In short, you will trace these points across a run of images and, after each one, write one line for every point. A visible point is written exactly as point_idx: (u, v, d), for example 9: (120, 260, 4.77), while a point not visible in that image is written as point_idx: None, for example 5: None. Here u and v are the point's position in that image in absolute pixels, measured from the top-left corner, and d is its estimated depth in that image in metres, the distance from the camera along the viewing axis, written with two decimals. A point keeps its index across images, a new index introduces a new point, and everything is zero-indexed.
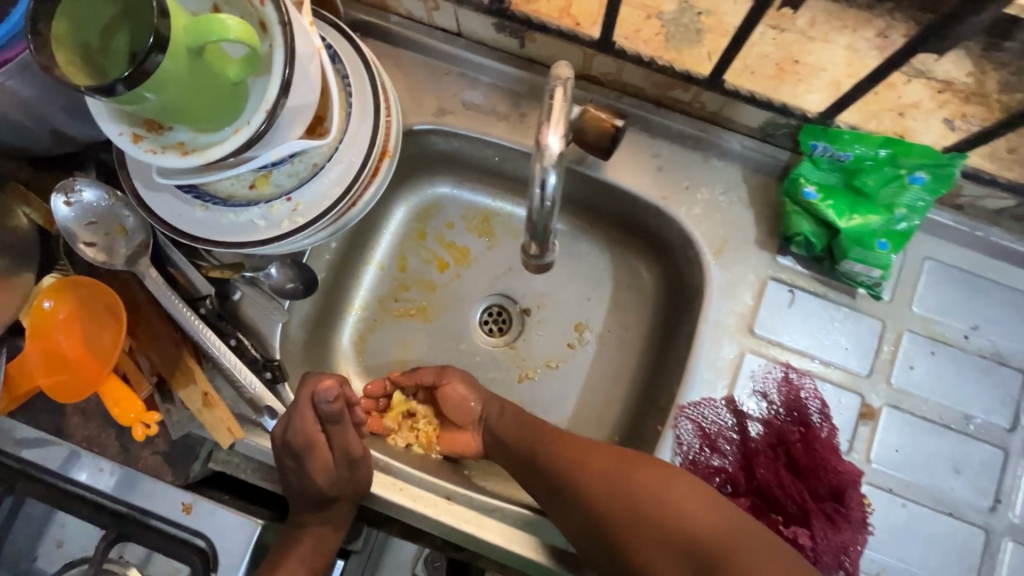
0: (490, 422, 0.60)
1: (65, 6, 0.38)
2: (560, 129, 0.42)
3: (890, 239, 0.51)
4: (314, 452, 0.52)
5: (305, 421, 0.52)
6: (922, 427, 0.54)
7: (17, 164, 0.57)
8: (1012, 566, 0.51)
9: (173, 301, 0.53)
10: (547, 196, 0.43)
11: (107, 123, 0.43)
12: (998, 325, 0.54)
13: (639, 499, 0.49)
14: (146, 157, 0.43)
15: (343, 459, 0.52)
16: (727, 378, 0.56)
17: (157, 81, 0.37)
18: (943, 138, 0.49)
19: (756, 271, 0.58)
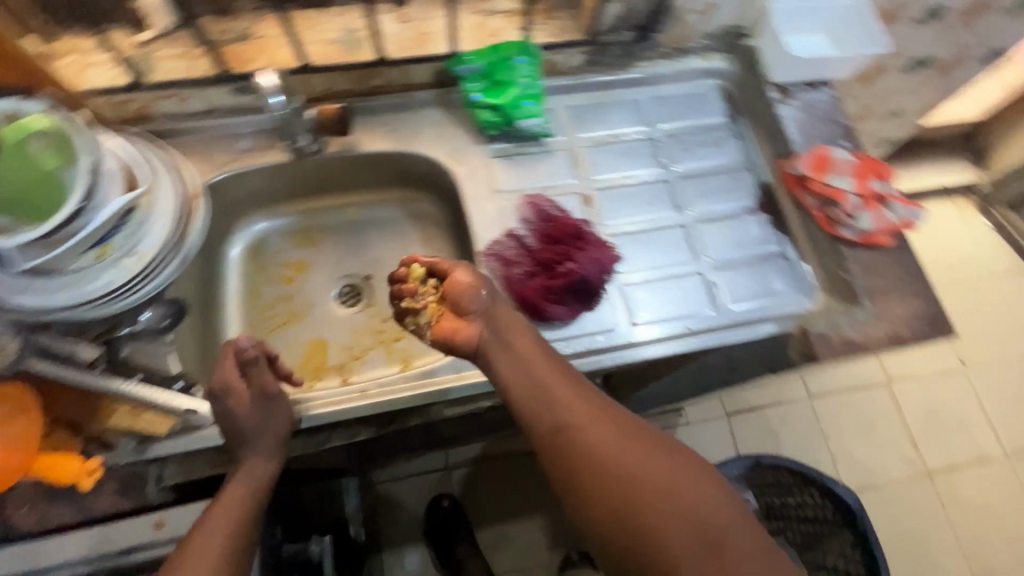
0: (495, 355, 0.67)
1: None
2: (265, 72, 0.71)
3: (531, 97, 0.84)
4: (232, 392, 0.63)
5: (225, 369, 0.64)
6: (619, 191, 0.87)
7: None
8: (701, 235, 0.85)
9: (67, 369, 0.64)
10: (277, 107, 0.72)
11: None
12: (621, 124, 0.92)
13: (665, 484, 0.57)
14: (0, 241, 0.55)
15: (257, 396, 0.65)
16: (498, 224, 0.82)
17: None
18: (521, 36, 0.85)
19: (482, 158, 0.86)
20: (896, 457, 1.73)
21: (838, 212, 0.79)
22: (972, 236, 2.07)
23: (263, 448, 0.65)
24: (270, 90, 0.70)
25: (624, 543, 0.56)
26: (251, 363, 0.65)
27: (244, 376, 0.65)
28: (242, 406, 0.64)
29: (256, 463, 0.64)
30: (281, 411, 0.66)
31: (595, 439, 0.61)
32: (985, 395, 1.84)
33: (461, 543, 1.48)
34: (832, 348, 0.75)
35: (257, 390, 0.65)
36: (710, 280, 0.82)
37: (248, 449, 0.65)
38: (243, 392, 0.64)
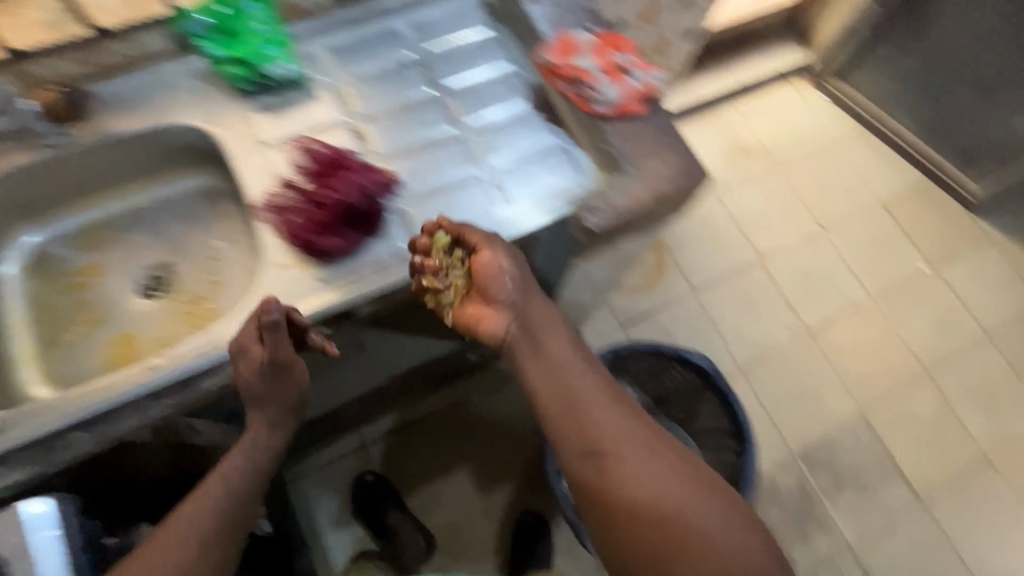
0: (523, 332, 0.75)
1: None
2: None
3: (274, 42, 0.84)
4: (244, 351, 0.68)
5: (247, 329, 0.69)
6: (392, 118, 0.87)
7: None
8: (478, 142, 0.88)
9: None
10: None
11: None
12: (386, 53, 0.92)
13: (692, 517, 0.63)
14: None
15: (269, 364, 0.68)
16: (269, 175, 0.81)
17: None
18: None
19: (244, 115, 0.85)
20: (779, 324, 1.87)
21: (584, 88, 0.84)
22: (814, 112, 2.21)
23: (273, 415, 0.73)
24: None
25: (625, 526, 0.64)
26: (275, 329, 0.66)
27: (257, 342, 0.68)
28: (251, 373, 0.68)
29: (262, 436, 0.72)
30: (288, 381, 0.70)
31: (630, 461, 0.66)
32: (845, 250, 2.01)
33: (392, 510, 1.51)
34: (601, 215, 0.80)
35: (274, 356, 0.68)
36: (490, 182, 0.85)
37: (255, 411, 0.71)
38: (254, 353, 0.68)
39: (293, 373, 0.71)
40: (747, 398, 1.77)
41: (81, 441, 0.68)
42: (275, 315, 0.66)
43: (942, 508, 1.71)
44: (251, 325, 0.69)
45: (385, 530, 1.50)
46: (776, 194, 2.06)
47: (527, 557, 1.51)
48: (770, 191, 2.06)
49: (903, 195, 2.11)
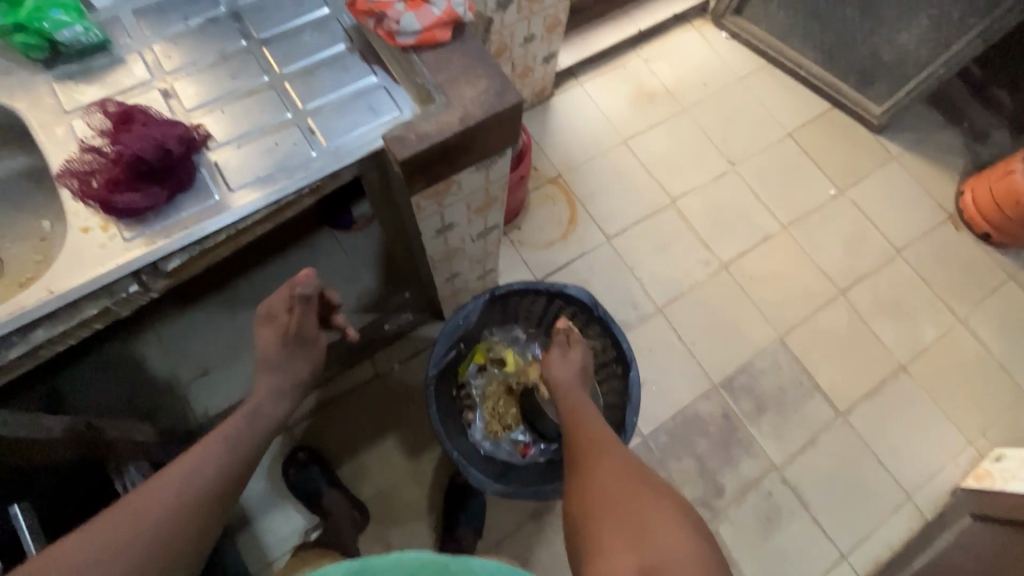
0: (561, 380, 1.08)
1: None
2: None
3: (58, 7, 0.81)
4: (270, 321, 0.90)
5: (280, 292, 0.90)
6: (203, 75, 0.86)
7: None
8: (293, 89, 0.86)
9: None
10: None
11: None
12: (195, 10, 0.89)
13: (618, 472, 0.83)
14: None
15: (290, 333, 0.88)
16: (69, 143, 0.79)
17: None
18: None
19: (43, 86, 0.82)
20: (695, 262, 1.90)
21: (388, 23, 0.82)
22: (715, 53, 2.23)
23: (275, 387, 0.89)
24: None
25: (597, 497, 0.79)
26: (305, 303, 0.86)
27: (287, 312, 0.88)
28: (277, 338, 0.88)
29: (261, 406, 0.86)
30: (297, 357, 0.91)
31: (590, 436, 0.92)
32: (756, 184, 2.04)
33: (325, 488, 1.50)
34: (409, 146, 0.79)
35: (300, 322, 0.88)
36: (307, 128, 0.84)
37: (266, 375, 0.89)
38: (280, 322, 0.88)
39: (310, 345, 0.93)
40: (668, 336, 1.80)
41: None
42: (306, 294, 0.85)
43: (861, 418, 1.77)
44: (284, 298, 0.88)
45: (320, 510, 1.48)
46: (684, 136, 2.08)
47: (457, 514, 1.52)
48: (678, 133, 2.08)
49: (808, 125, 2.15)
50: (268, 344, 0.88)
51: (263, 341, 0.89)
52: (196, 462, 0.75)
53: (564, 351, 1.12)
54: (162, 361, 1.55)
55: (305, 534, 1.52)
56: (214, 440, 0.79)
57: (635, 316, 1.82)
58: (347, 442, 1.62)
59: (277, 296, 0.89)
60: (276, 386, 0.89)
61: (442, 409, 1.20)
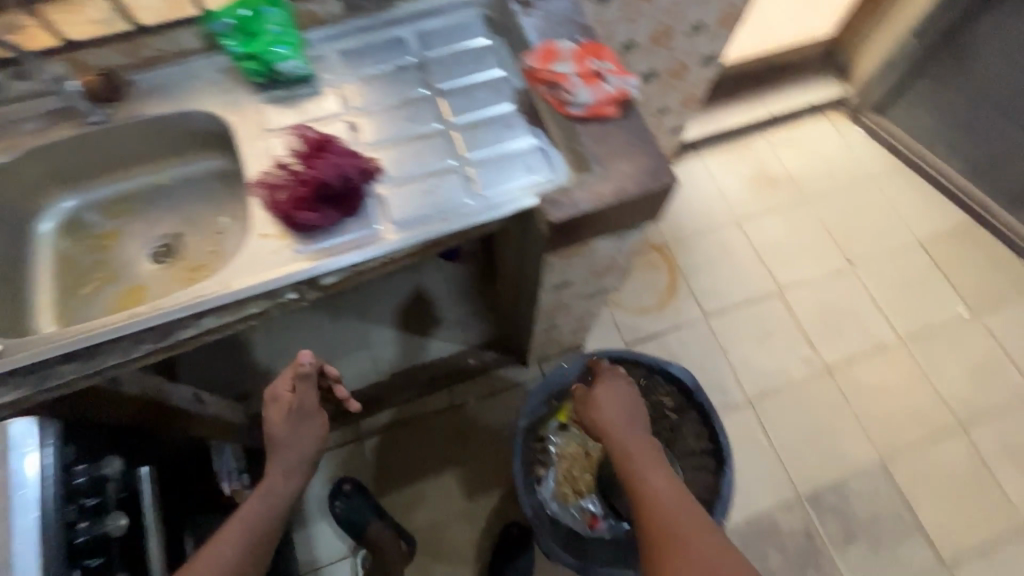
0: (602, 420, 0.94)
1: None
2: None
3: (284, 42, 0.92)
4: (273, 401, 0.93)
5: (280, 377, 0.94)
6: (386, 114, 0.95)
7: None
8: (462, 138, 0.93)
9: None
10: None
11: None
12: (387, 58, 1.00)
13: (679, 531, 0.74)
14: None
15: (295, 408, 0.92)
16: (267, 157, 0.89)
17: None
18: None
19: (256, 105, 0.94)
20: (795, 359, 1.79)
21: (562, 92, 0.87)
22: (849, 147, 2.15)
23: (286, 464, 0.89)
24: None
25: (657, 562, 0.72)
26: (305, 378, 0.91)
27: (288, 390, 0.93)
28: (281, 415, 0.91)
29: (276, 478, 0.87)
30: (304, 428, 0.92)
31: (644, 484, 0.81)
32: (876, 289, 1.91)
33: (371, 519, 1.50)
34: (564, 210, 0.82)
35: (302, 399, 0.92)
36: (468, 174, 0.90)
37: (277, 455, 0.90)
38: (285, 399, 0.92)
39: (317, 420, 0.94)
40: (755, 432, 1.69)
41: (68, 372, 0.76)
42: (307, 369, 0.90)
43: None
44: (286, 381, 0.93)
45: (366, 542, 1.49)
46: (803, 226, 2.00)
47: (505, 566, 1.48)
48: (796, 222, 2.01)
49: (944, 237, 2.00)
50: (274, 424, 0.91)
51: (269, 428, 0.91)
52: (241, 523, 0.81)
53: (600, 388, 0.97)
54: (266, 352, 1.65)
55: (351, 562, 1.53)
56: (236, 516, 0.82)
57: (722, 403, 1.73)
58: (409, 473, 1.63)
59: (278, 386, 0.93)
60: (285, 462, 0.89)
61: (527, 465, 1.20)
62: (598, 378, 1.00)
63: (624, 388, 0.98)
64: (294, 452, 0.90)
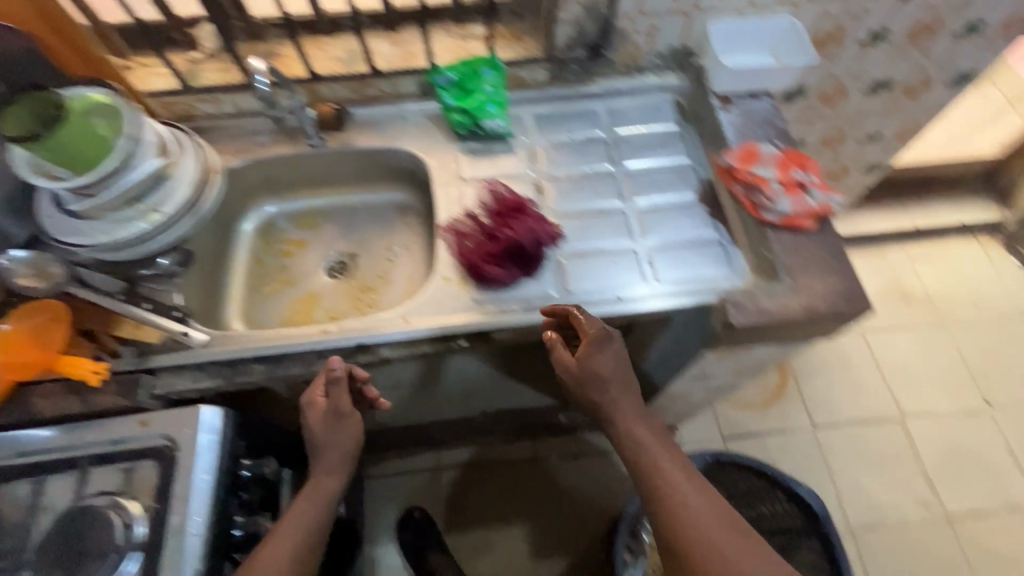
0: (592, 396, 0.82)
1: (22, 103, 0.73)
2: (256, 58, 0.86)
3: (495, 101, 0.98)
4: (312, 405, 0.82)
5: (313, 381, 0.83)
6: (571, 182, 0.98)
7: None
8: (643, 220, 0.94)
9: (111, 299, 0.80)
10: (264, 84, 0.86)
11: (29, 175, 0.76)
12: (578, 128, 1.05)
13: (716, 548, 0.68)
14: (52, 185, 0.75)
15: (332, 412, 0.81)
16: (458, 205, 0.95)
17: (53, 145, 0.72)
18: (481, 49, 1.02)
19: (453, 153, 1.01)
20: (911, 499, 1.63)
21: (760, 196, 0.87)
22: (1000, 278, 1.98)
23: (331, 462, 0.82)
24: (258, 71, 0.85)
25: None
26: (338, 384, 0.79)
27: (320, 396, 0.81)
28: (319, 420, 0.81)
29: (319, 476, 0.81)
30: (347, 431, 0.83)
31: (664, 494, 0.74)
32: (1015, 441, 1.71)
33: (433, 549, 1.49)
34: (747, 316, 0.80)
35: (336, 404, 0.80)
36: (645, 258, 0.90)
37: (318, 456, 0.83)
38: (320, 405, 0.81)
39: (354, 420, 0.85)
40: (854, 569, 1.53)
41: (255, 373, 0.82)
42: (337, 374, 0.77)
43: None
44: (319, 385, 0.82)
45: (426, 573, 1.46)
46: (936, 353, 1.85)
47: None
48: (929, 348, 1.86)
49: None
50: (312, 430, 0.82)
51: (308, 432, 0.83)
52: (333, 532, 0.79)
53: (592, 363, 0.79)
54: None
55: None
56: (278, 529, 0.75)
57: None
58: (482, 518, 1.61)
59: (309, 391, 0.82)
60: (328, 462, 0.82)
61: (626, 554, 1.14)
62: (584, 347, 0.79)
63: (614, 352, 0.81)
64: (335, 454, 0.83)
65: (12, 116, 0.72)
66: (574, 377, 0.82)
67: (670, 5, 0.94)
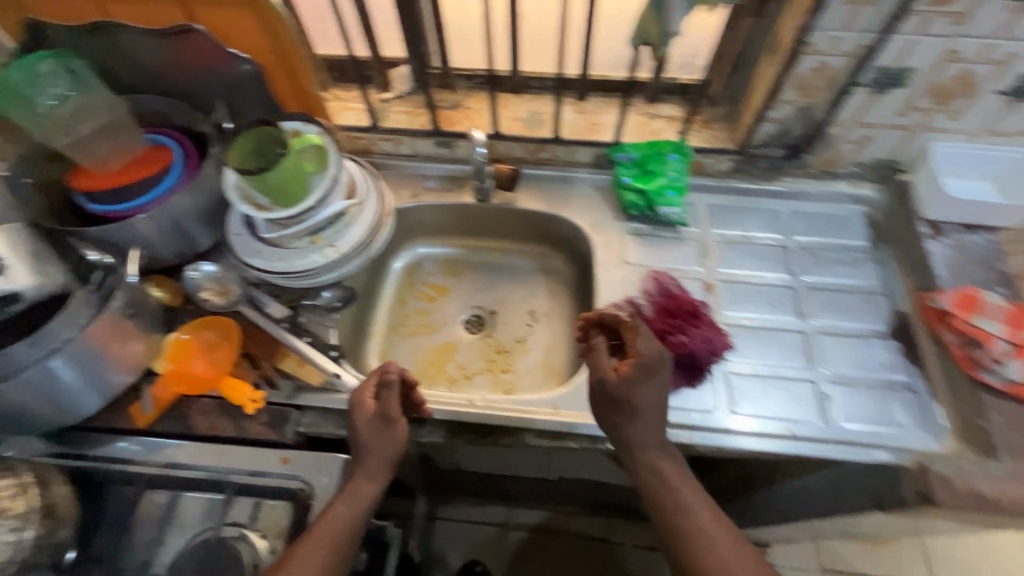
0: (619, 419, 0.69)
1: (252, 133, 0.78)
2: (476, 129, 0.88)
3: (676, 188, 0.93)
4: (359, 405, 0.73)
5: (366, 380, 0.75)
6: (743, 287, 0.91)
7: (160, 272, 0.90)
8: (823, 346, 0.85)
9: (278, 327, 0.82)
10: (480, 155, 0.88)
11: (233, 197, 0.80)
12: (755, 227, 0.97)
13: None
14: (253, 213, 0.79)
15: (379, 416, 0.70)
16: (619, 291, 0.90)
17: (266, 181, 0.77)
18: (668, 131, 0.98)
19: (619, 232, 0.96)
20: None
21: (980, 355, 0.79)
22: None
23: (370, 468, 0.70)
24: (479, 143, 0.87)
25: None
26: (389, 386, 0.69)
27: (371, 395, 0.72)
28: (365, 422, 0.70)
29: (359, 481, 0.69)
30: (396, 436, 0.70)
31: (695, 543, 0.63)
32: None
33: None
34: (956, 494, 0.68)
35: (382, 407, 0.70)
36: (824, 391, 0.81)
37: (358, 459, 0.71)
38: (370, 407, 0.71)
39: (401, 432, 0.71)
40: None
41: None
42: (393, 376, 0.70)
43: None
44: (370, 384, 0.73)
45: None
46: None
47: None
48: None
49: None
50: (354, 433, 0.72)
51: (353, 436, 0.72)
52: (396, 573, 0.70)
53: (636, 395, 0.67)
54: None
55: None
56: (304, 540, 0.65)
57: None
58: None
59: (357, 395, 0.73)
60: (368, 468, 0.69)
61: None
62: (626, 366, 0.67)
63: (665, 382, 0.68)
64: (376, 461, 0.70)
65: (239, 145, 0.78)
66: (602, 399, 0.70)
67: (895, 119, 0.86)
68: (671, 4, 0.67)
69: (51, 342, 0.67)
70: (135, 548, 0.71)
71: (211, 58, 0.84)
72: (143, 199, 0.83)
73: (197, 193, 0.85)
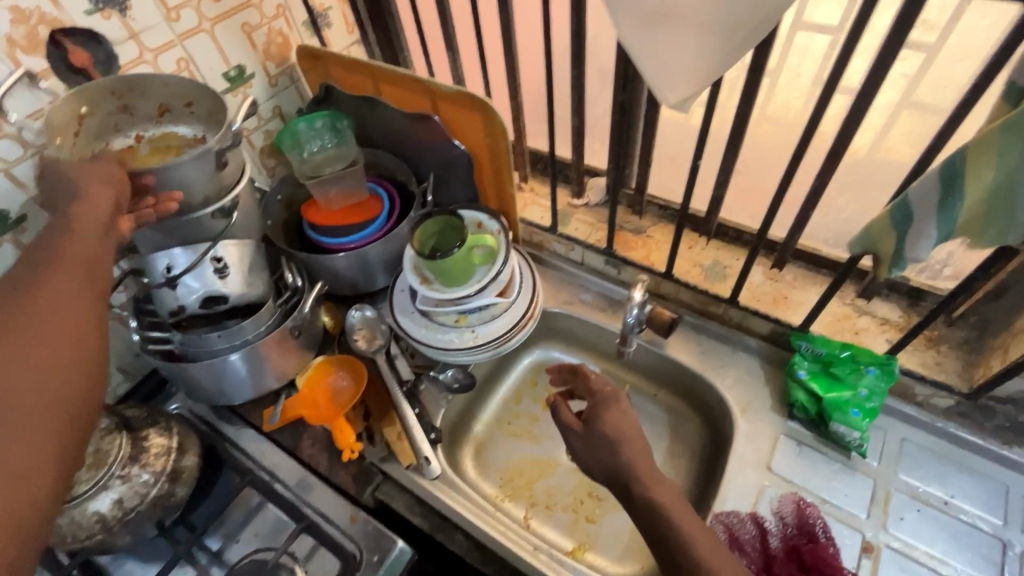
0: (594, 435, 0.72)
1: (442, 219, 0.86)
2: (639, 288, 0.83)
3: (862, 410, 0.76)
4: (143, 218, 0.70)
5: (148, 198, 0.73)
6: (916, 567, 0.70)
7: (334, 300, 1.03)
8: None
9: (396, 389, 0.85)
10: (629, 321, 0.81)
11: (407, 266, 0.88)
12: (966, 496, 0.74)
13: None
14: (416, 285, 0.86)
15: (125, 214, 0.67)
16: (747, 500, 0.76)
17: (437, 266, 0.83)
18: (876, 338, 0.82)
19: (773, 428, 0.82)
20: None
21: None
22: None
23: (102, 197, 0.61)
24: (634, 303, 0.81)
25: None
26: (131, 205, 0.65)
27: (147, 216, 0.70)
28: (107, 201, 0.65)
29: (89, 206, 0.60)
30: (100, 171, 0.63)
31: None
32: None
33: None
34: None
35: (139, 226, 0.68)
36: None
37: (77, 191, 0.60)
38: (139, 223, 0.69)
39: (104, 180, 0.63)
40: None
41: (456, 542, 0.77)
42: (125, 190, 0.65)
43: None
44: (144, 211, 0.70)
45: None
46: None
47: None
48: None
49: None
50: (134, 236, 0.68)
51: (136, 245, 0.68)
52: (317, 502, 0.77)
53: (603, 423, 0.72)
54: None
55: None
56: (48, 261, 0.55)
57: None
58: None
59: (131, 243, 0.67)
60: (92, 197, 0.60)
61: None
62: (591, 406, 0.75)
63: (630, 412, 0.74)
64: (84, 247, 0.57)
65: (425, 225, 0.86)
66: (583, 439, 0.73)
67: None
68: (919, 228, 0.55)
69: (238, 337, 0.81)
70: (219, 534, 0.83)
71: (439, 144, 0.95)
72: (350, 238, 0.96)
73: (386, 249, 0.97)
